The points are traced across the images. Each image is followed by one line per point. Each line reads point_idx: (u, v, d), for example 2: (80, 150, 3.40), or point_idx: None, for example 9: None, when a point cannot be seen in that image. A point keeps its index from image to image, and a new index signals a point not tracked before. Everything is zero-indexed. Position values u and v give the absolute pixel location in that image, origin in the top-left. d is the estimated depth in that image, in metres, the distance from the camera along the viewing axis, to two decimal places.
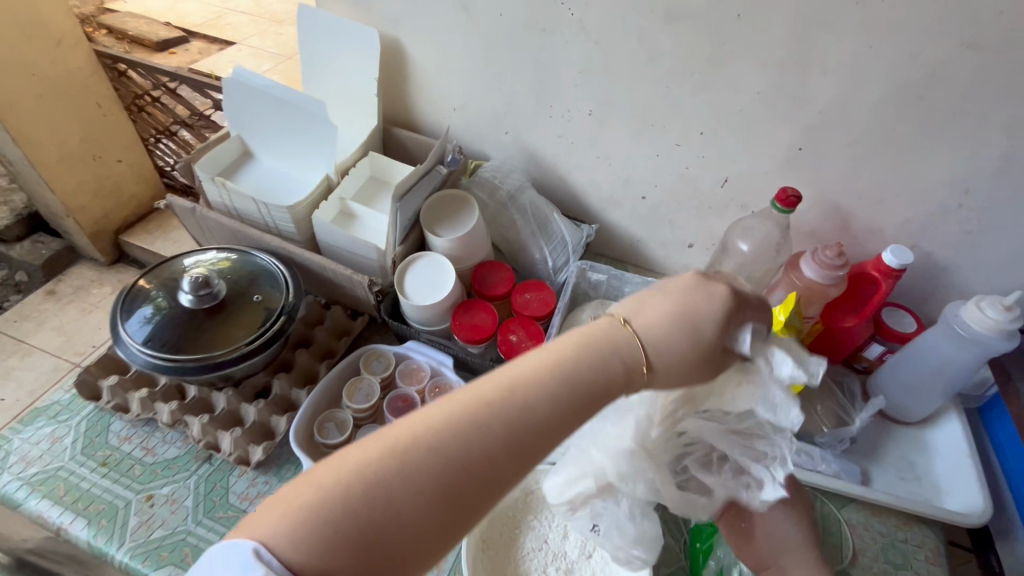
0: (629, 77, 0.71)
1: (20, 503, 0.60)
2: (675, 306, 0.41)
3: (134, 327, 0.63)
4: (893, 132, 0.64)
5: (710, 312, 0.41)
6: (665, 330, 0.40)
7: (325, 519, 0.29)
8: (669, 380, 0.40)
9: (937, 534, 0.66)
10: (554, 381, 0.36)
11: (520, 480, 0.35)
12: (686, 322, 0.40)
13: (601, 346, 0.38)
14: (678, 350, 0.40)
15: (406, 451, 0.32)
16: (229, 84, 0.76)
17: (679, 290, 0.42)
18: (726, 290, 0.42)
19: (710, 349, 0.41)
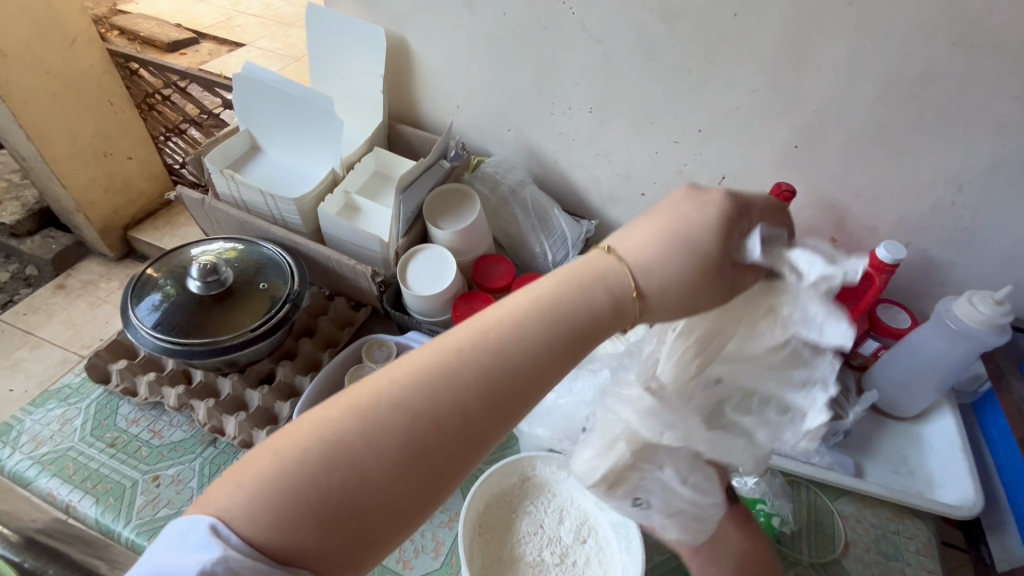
0: (629, 75, 0.73)
1: (31, 481, 0.62)
2: (660, 230, 0.39)
3: (144, 312, 0.65)
4: (887, 130, 0.65)
5: (700, 225, 0.39)
6: (654, 256, 0.39)
7: (291, 484, 0.30)
8: (665, 307, 0.39)
9: (929, 527, 0.66)
10: (521, 333, 0.35)
11: (490, 433, 0.34)
12: (675, 243, 0.39)
13: (582, 281, 0.38)
14: (668, 272, 0.38)
15: (370, 409, 0.32)
16: (239, 79, 0.78)
17: (666, 209, 0.41)
18: (721, 196, 0.41)
19: (706, 268, 0.39)
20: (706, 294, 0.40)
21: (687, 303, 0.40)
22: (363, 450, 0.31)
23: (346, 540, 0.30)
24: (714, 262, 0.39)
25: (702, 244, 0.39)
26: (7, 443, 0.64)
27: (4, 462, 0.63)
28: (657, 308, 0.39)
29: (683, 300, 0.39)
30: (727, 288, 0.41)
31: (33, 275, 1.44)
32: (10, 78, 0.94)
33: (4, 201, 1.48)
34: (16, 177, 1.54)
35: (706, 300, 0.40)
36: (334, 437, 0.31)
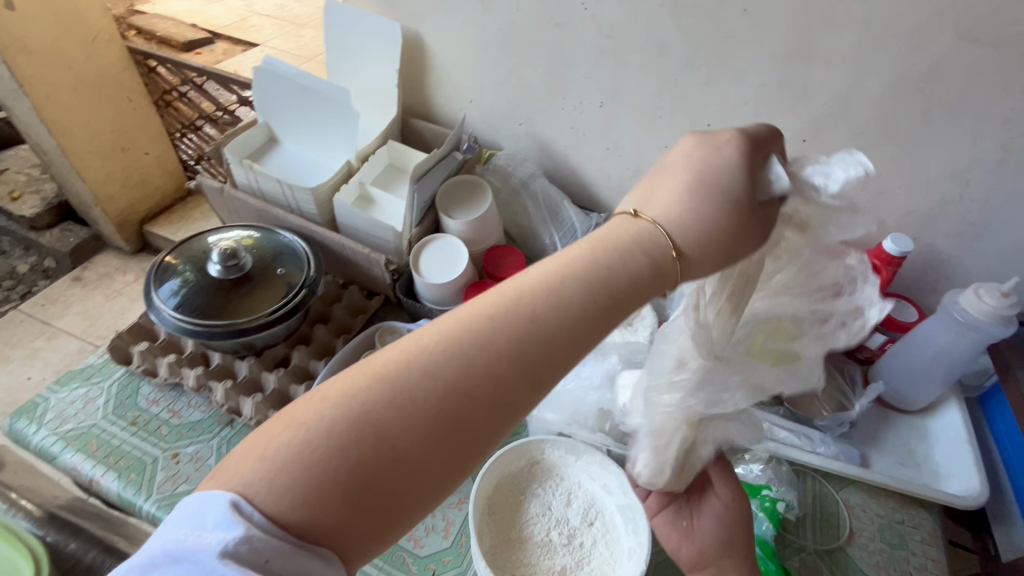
0: (639, 70, 0.74)
1: (56, 456, 0.64)
2: (686, 189, 0.40)
3: (165, 294, 0.67)
4: (895, 124, 0.66)
5: (727, 177, 0.40)
6: (683, 206, 0.40)
7: (323, 455, 0.30)
8: (704, 263, 0.39)
9: (935, 517, 0.67)
10: (551, 298, 0.35)
11: (524, 399, 0.34)
12: (702, 198, 0.40)
13: (614, 245, 0.38)
14: (699, 229, 0.39)
15: (401, 378, 0.32)
16: (258, 72, 0.80)
17: (688, 159, 0.42)
18: (731, 138, 0.43)
19: (739, 218, 0.40)
20: (739, 246, 0.40)
21: (722, 258, 0.40)
22: (398, 418, 0.31)
23: (376, 509, 0.30)
24: (741, 210, 0.40)
25: (729, 193, 0.40)
26: (33, 420, 0.67)
27: (30, 437, 0.66)
28: (699, 264, 0.39)
29: (716, 257, 0.40)
30: (759, 232, 0.41)
31: (52, 268, 1.47)
32: (33, 72, 0.97)
33: (23, 194, 1.49)
34: (36, 171, 1.56)
35: (741, 247, 0.40)
36: (364, 406, 0.31)
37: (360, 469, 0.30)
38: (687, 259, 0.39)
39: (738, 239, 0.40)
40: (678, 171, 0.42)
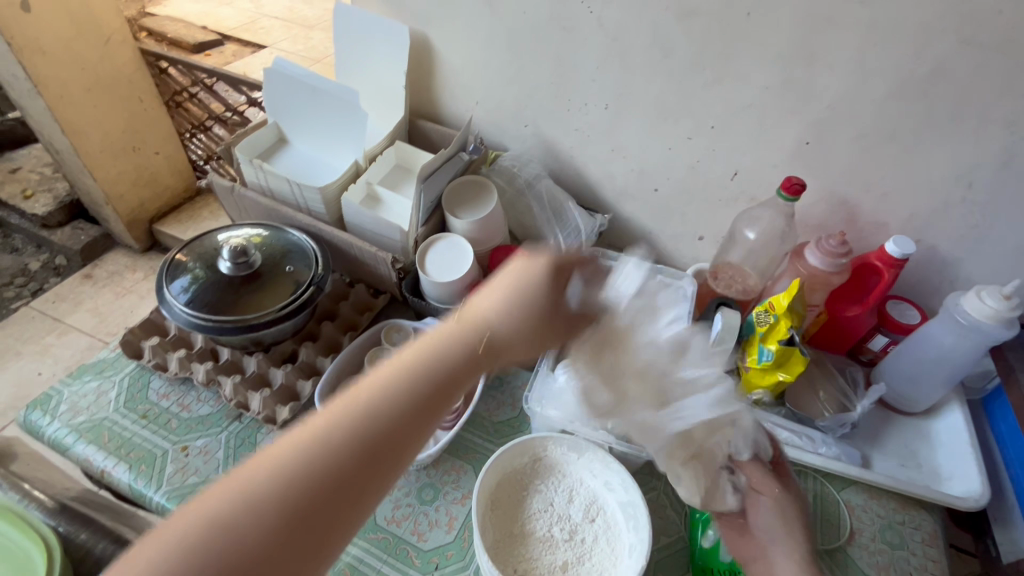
0: (644, 72, 0.75)
1: (69, 447, 0.65)
2: (505, 290, 0.50)
3: (177, 290, 0.69)
4: (897, 127, 0.66)
5: (537, 278, 0.51)
6: (495, 313, 0.49)
7: (184, 565, 0.30)
8: (512, 352, 0.49)
9: (936, 518, 0.67)
10: (392, 391, 0.40)
11: (376, 482, 0.37)
12: (516, 296, 0.50)
13: (449, 333, 0.45)
14: (516, 320, 0.49)
15: (253, 480, 0.34)
16: (269, 73, 0.82)
17: (502, 280, 0.51)
18: (544, 261, 0.52)
19: (543, 311, 0.51)
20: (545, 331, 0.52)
21: (530, 344, 0.50)
22: (254, 514, 0.33)
23: None
24: (549, 304, 0.51)
25: (540, 290, 0.51)
26: (46, 411, 0.68)
27: (43, 429, 0.67)
28: (506, 352, 0.48)
29: (526, 343, 0.50)
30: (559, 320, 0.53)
31: (63, 265, 1.50)
32: (47, 73, 0.99)
33: (36, 192, 1.52)
34: (48, 170, 1.58)
35: (546, 335, 0.52)
36: (224, 507, 0.33)
37: (223, 571, 0.31)
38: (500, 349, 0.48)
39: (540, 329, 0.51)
40: (504, 274, 0.51)
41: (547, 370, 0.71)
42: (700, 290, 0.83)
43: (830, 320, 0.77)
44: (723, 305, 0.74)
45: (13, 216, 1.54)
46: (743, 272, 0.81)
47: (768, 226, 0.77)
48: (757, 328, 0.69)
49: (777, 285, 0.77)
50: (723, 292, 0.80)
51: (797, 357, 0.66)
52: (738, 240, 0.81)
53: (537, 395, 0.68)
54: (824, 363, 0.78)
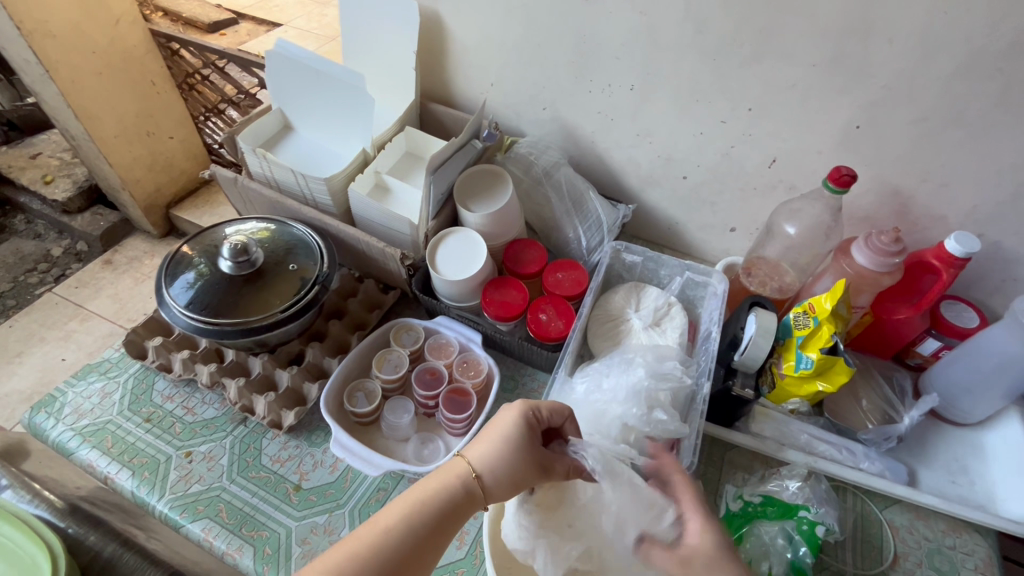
0: (676, 49, 0.68)
1: (73, 452, 0.64)
2: (493, 436, 0.51)
3: (178, 290, 0.66)
4: (966, 109, 0.58)
5: (516, 430, 0.50)
6: (490, 453, 0.49)
7: None
8: (504, 491, 0.48)
9: (989, 542, 0.62)
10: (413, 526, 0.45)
11: None
12: (500, 444, 0.49)
13: (444, 482, 0.48)
14: (501, 464, 0.49)
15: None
16: (270, 57, 0.77)
17: (498, 424, 0.51)
18: (522, 414, 0.51)
19: (526, 450, 0.49)
20: (535, 473, 0.50)
21: (519, 481, 0.49)
22: None
23: None
24: (532, 442, 0.50)
25: (519, 435, 0.50)
26: (51, 414, 0.67)
27: (48, 432, 0.66)
28: (496, 489, 0.48)
29: (515, 477, 0.49)
30: (554, 463, 0.51)
31: (84, 251, 1.50)
32: (58, 58, 0.95)
33: (56, 177, 1.51)
34: (67, 155, 1.58)
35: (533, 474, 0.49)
36: None
37: None
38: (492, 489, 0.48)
39: (530, 474, 0.49)
40: (492, 426, 0.52)
41: (565, 375, 0.66)
42: (731, 288, 0.77)
43: (876, 322, 0.70)
44: (758, 305, 0.67)
45: (34, 201, 1.54)
46: (779, 268, 0.75)
47: (809, 219, 0.71)
48: (795, 332, 0.63)
49: (817, 284, 0.71)
50: (756, 290, 0.73)
51: (840, 366, 0.60)
52: (775, 234, 0.75)
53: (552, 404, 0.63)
54: (869, 370, 0.72)
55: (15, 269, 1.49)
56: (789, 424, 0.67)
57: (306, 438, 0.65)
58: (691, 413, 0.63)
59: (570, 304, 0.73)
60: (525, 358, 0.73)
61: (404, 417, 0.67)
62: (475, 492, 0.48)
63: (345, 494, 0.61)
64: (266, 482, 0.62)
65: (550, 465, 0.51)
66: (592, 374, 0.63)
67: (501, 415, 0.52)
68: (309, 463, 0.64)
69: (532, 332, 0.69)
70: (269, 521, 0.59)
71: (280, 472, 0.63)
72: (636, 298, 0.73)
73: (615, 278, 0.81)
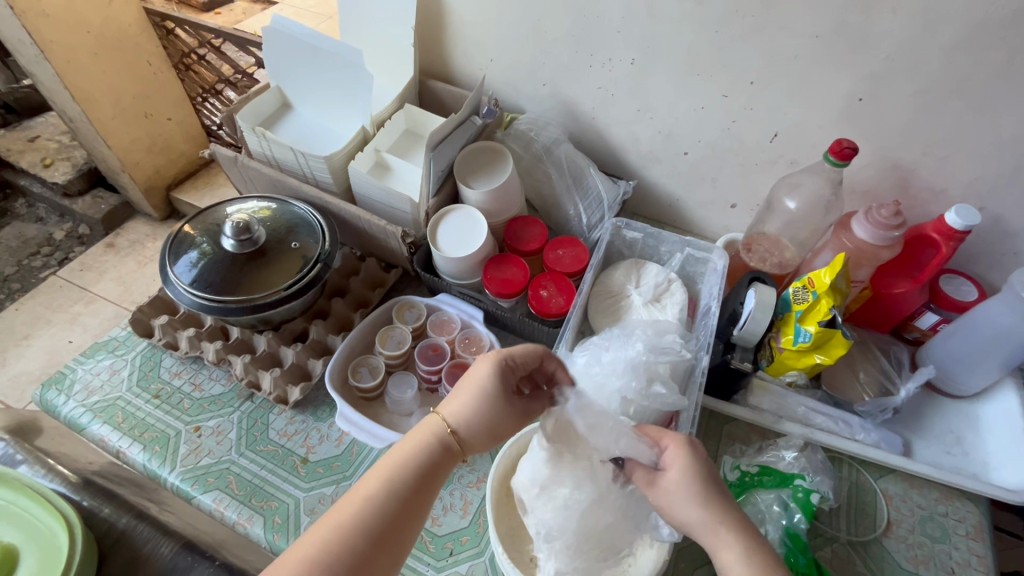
0: (675, 21, 0.67)
1: (84, 427, 0.65)
2: (465, 391, 0.51)
3: (182, 269, 0.66)
4: (969, 79, 0.58)
5: (492, 379, 0.51)
6: (467, 406, 0.50)
7: None
8: (480, 439, 0.50)
9: (982, 511, 0.63)
10: (402, 479, 0.44)
11: (397, 553, 0.41)
12: (473, 396, 0.50)
13: (426, 436, 0.47)
14: (475, 415, 0.50)
15: (309, 550, 0.39)
16: (267, 33, 0.76)
17: (472, 376, 0.51)
18: (494, 363, 0.51)
19: (497, 400, 0.51)
20: (507, 420, 0.52)
21: (492, 429, 0.51)
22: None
23: None
24: (506, 390, 0.51)
25: (492, 386, 0.51)
26: (62, 391, 0.68)
27: (59, 408, 0.67)
28: (473, 441, 0.49)
29: (488, 425, 0.50)
30: (519, 410, 0.53)
31: (86, 234, 1.50)
32: (52, 37, 0.94)
33: (55, 160, 1.50)
34: (65, 138, 1.57)
35: (503, 423, 0.51)
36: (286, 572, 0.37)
37: None
38: (466, 439, 0.49)
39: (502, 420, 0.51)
40: (465, 379, 0.52)
41: (566, 350, 0.67)
42: (731, 264, 0.77)
43: (874, 296, 0.70)
44: (758, 280, 0.68)
45: (34, 185, 1.53)
46: (779, 244, 0.75)
47: (810, 194, 0.71)
48: (794, 306, 0.63)
49: (817, 259, 0.71)
50: (756, 266, 0.74)
51: (838, 339, 0.60)
52: (776, 209, 0.75)
53: None
54: (866, 344, 0.73)
55: (18, 253, 1.50)
56: (786, 397, 0.67)
57: (312, 413, 0.67)
58: (690, 386, 0.64)
59: (571, 281, 0.73)
60: (526, 334, 0.74)
61: (408, 392, 0.68)
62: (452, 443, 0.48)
63: (351, 466, 0.63)
64: (274, 456, 0.63)
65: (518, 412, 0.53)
66: (591, 347, 0.62)
67: (473, 366, 0.52)
68: (316, 437, 0.65)
69: (533, 308, 0.70)
70: (278, 492, 0.60)
71: (287, 446, 0.64)
72: (636, 275, 0.74)
73: (616, 255, 0.81)
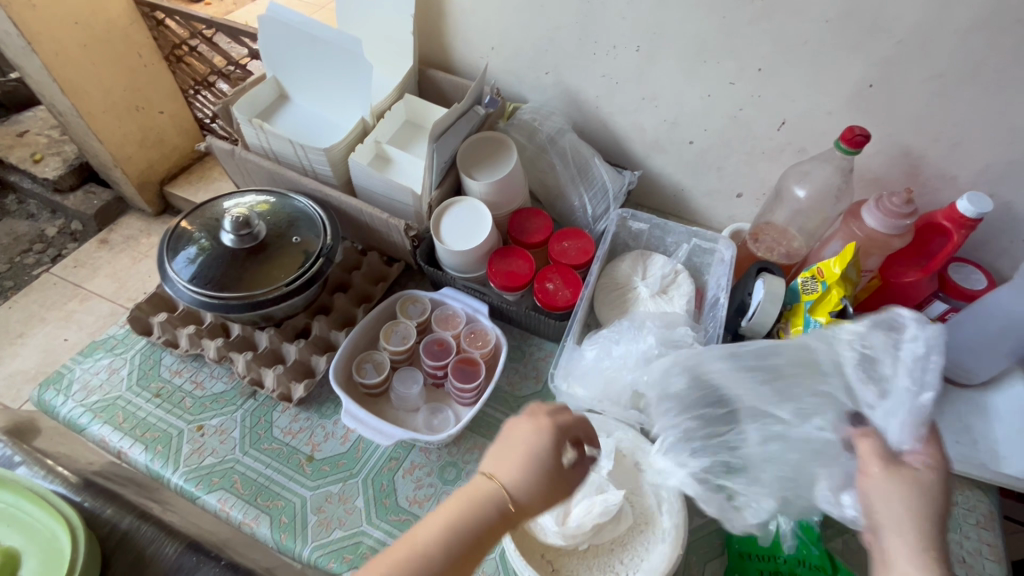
0: (682, 7, 0.66)
1: (84, 427, 0.64)
2: (518, 452, 0.46)
3: (180, 265, 0.65)
4: (982, 64, 0.57)
5: (542, 439, 0.46)
6: (521, 470, 0.45)
7: None
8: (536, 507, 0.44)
9: (990, 499, 0.63)
10: (449, 545, 0.41)
11: None
12: (526, 460, 0.45)
13: (476, 499, 0.43)
14: (529, 481, 0.44)
15: None
16: (262, 22, 0.74)
17: (525, 434, 0.46)
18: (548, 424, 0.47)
19: (552, 466, 0.45)
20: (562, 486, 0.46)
21: (549, 493, 0.45)
22: None
23: None
24: (559, 455, 0.46)
25: (545, 450, 0.45)
26: (60, 391, 0.67)
27: (58, 408, 0.66)
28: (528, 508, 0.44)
29: (543, 492, 0.45)
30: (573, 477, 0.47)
31: (79, 230, 1.48)
32: (40, 29, 0.92)
33: (46, 155, 1.48)
34: (55, 132, 1.54)
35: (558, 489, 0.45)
36: None
37: None
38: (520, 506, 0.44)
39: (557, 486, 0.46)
40: (510, 436, 0.47)
41: (573, 343, 0.66)
42: (738, 254, 0.77)
43: (883, 285, 0.70)
44: (765, 270, 0.67)
45: (24, 181, 1.50)
46: (786, 233, 0.74)
47: (819, 182, 0.70)
48: (803, 297, 0.62)
49: (825, 248, 0.71)
50: (763, 256, 0.73)
51: None
52: (785, 198, 0.74)
53: (563, 370, 0.63)
54: None
55: (10, 250, 1.48)
56: None
57: (316, 410, 0.66)
58: None
59: (577, 273, 0.72)
60: (532, 327, 0.74)
61: (414, 388, 0.67)
62: (507, 511, 0.44)
63: (357, 464, 0.62)
64: (279, 454, 0.62)
65: (572, 475, 0.47)
66: (601, 341, 0.62)
67: (523, 421, 0.48)
68: (321, 434, 0.64)
69: (539, 301, 0.69)
70: (284, 491, 0.60)
71: (292, 444, 0.63)
72: (642, 266, 0.73)
73: (622, 246, 0.80)
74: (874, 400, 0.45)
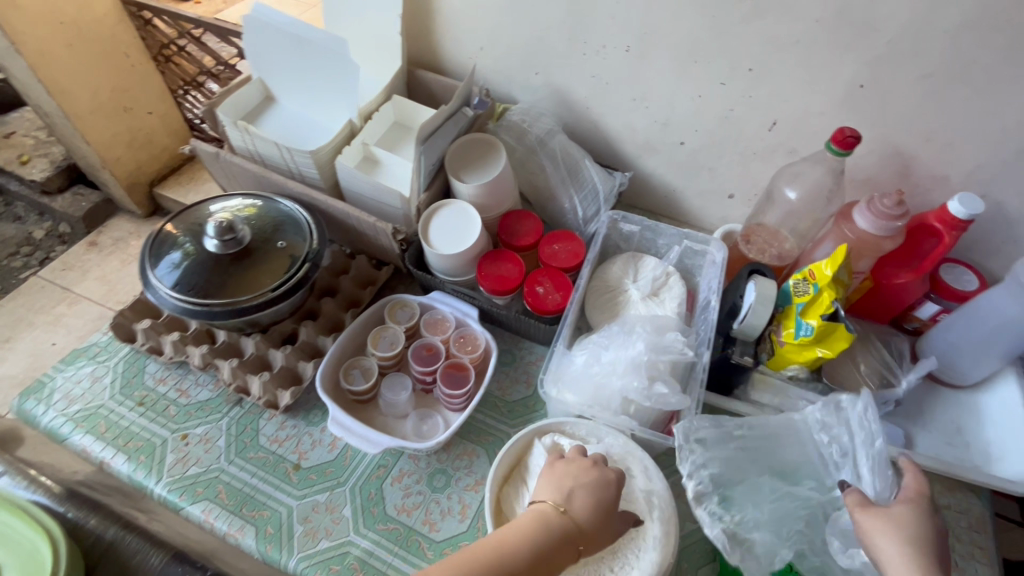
0: (672, 6, 0.65)
1: (65, 437, 0.63)
2: (585, 487, 0.48)
3: (163, 271, 0.64)
4: (973, 64, 0.56)
5: (606, 482, 0.49)
6: (587, 504, 0.47)
7: None
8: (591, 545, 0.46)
9: (983, 501, 0.63)
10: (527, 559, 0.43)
11: None
12: (593, 498, 0.48)
13: (547, 523, 0.45)
14: (592, 517, 0.47)
15: None
16: (247, 22, 0.73)
17: (589, 473, 0.50)
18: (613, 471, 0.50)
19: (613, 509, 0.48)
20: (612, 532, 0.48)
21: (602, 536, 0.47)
22: None
23: None
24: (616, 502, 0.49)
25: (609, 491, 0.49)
26: (41, 400, 0.66)
27: (38, 418, 0.65)
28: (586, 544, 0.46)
29: (601, 532, 0.47)
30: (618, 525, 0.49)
31: (67, 233, 1.46)
32: (23, 28, 0.90)
33: (33, 157, 1.46)
34: (43, 133, 1.52)
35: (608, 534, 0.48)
36: None
37: None
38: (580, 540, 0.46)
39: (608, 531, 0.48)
40: (573, 471, 0.50)
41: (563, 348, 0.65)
42: (730, 256, 0.76)
43: (875, 287, 0.69)
44: (757, 273, 0.66)
45: (11, 183, 1.48)
46: (778, 235, 0.74)
47: (810, 183, 0.69)
48: (795, 299, 0.62)
49: (817, 250, 0.70)
50: (755, 258, 0.73)
51: (841, 333, 0.58)
52: (776, 199, 0.74)
53: (553, 375, 0.62)
54: (869, 337, 0.72)
55: None
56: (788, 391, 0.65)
57: (303, 417, 0.65)
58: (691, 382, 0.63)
59: (567, 276, 0.72)
60: (523, 331, 0.73)
61: (402, 394, 0.66)
62: (573, 546, 0.45)
63: (345, 472, 0.61)
64: (265, 463, 0.61)
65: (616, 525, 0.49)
66: (591, 346, 0.62)
67: (582, 462, 0.51)
68: (308, 442, 0.63)
69: (529, 305, 0.68)
70: (270, 500, 0.59)
71: (278, 452, 0.62)
72: (633, 268, 0.72)
73: (613, 248, 0.80)
74: (839, 458, 0.56)
